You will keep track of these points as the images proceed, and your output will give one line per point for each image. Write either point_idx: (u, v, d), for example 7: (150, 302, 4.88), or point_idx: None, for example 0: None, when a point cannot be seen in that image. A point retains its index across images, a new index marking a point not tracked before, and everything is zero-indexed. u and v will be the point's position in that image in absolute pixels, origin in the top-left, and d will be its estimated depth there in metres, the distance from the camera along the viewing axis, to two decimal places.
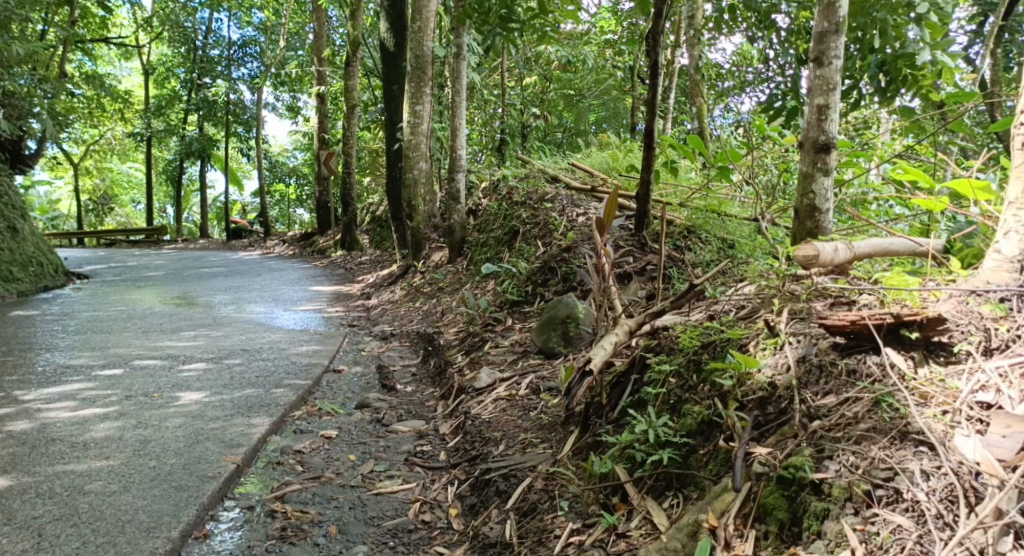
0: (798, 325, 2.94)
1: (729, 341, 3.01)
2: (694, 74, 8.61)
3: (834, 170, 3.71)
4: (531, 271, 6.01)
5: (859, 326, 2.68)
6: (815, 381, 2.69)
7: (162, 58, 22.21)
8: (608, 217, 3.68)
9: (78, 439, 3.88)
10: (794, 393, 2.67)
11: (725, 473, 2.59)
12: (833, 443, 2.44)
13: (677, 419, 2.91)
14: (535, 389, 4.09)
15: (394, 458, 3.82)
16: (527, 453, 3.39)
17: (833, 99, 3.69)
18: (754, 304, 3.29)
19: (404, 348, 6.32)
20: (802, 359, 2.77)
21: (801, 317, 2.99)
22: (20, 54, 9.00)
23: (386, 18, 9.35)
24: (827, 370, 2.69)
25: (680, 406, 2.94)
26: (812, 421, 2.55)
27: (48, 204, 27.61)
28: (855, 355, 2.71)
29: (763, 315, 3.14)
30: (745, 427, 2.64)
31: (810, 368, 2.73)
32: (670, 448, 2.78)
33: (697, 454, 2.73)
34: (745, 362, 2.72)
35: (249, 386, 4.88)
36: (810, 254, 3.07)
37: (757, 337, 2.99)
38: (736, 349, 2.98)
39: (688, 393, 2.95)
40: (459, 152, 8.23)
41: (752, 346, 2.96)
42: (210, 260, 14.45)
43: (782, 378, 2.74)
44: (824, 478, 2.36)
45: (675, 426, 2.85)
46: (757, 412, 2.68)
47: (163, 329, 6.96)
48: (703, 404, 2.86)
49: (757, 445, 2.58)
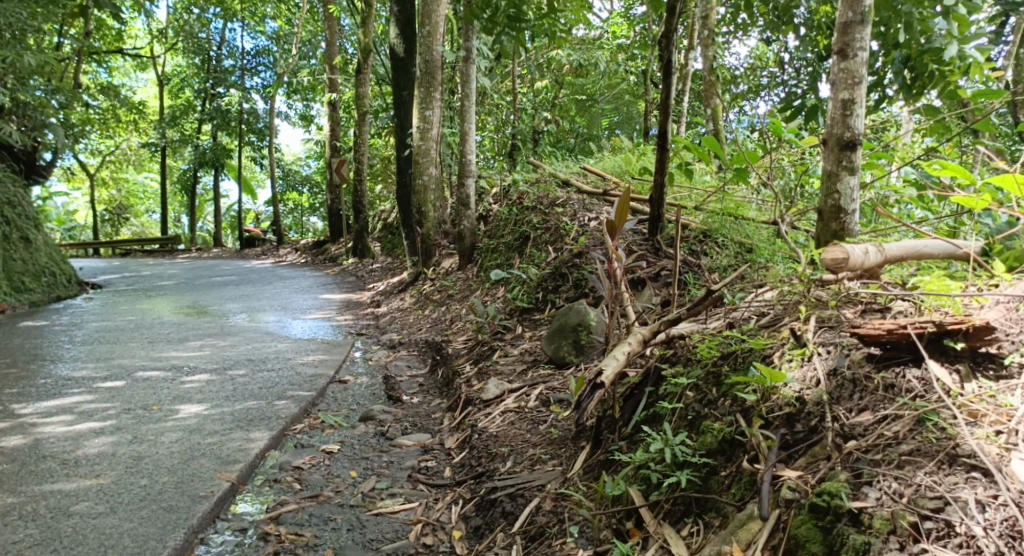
0: (827, 334, 2.74)
1: (752, 352, 2.81)
2: (709, 76, 8.42)
3: (860, 168, 3.52)
4: (541, 277, 5.83)
5: (897, 335, 2.51)
6: (849, 396, 2.49)
7: (176, 68, 22.25)
8: (619, 220, 3.49)
9: (70, 455, 3.73)
10: (825, 409, 2.47)
11: (750, 499, 2.39)
12: (872, 467, 2.25)
13: (695, 436, 2.71)
14: (544, 401, 3.90)
15: (396, 475, 3.65)
16: (535, 470, 3.20)
17: (859, 94, 3.50)
18: (777, 311, 3.10)
19: (412, 357, 6.15)
20: (833, 372, 2.57)
21: (830, 325, 2.78)
22: (33, 65, 8.82)
23: (396, 25, 9.18)
24: (862, 385, 2.49)
25: (698, 423, 2.74)
26: (846, 442, 2.36)
27: (65, 215, 27.72)
28: (891, 368, 2.52)
29: (788, 323, 2.94)
30: (771, 447, 2.43)
31: (842, 382, 2.53)
32: (689, 470, 2.58)
33: (718, 476, 2.53)
34: (770, 376, 2.50)
35: (251, 398, 4.72)
36: (838, 257, 2.84)
37: (782, 347, 2.78)
38: (760, 360, 2.77)
39: (708, 408, 2.75)
40: (468, 157, 8.09)
41: (777, 358, 2.75)
42: (223, 269, 14.36)
43: (811, 392, 2.54)
44: (863, 507, 2.16)
45: (694, 445, 2.65)
46: (785, 430, 2.48)
47: (169, 339, 6.83)
48: (724, 421, 2.65)
49: (785, 467, 2.39)
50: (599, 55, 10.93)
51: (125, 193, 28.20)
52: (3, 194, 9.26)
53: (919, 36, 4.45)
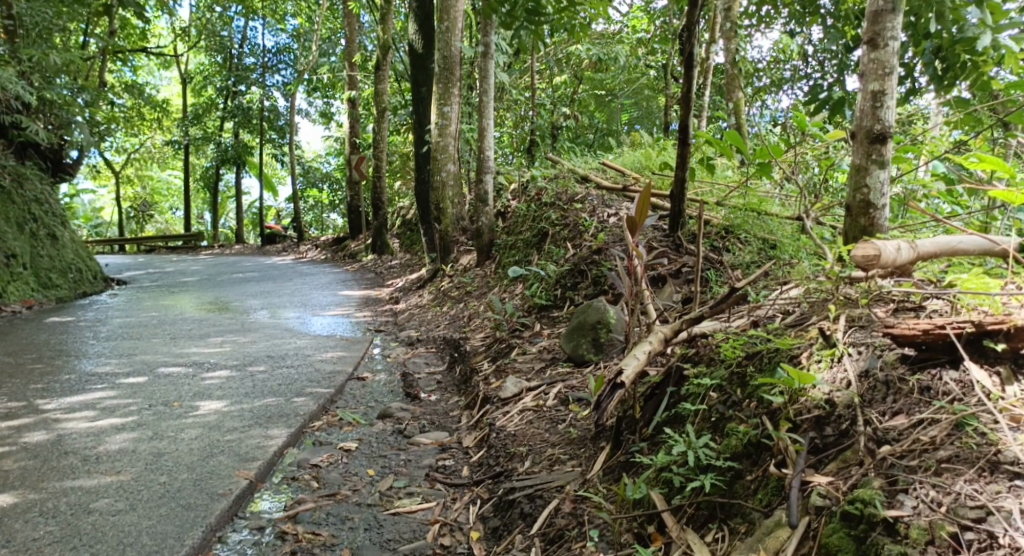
0: (857, 334, 2.66)
1: (779, 351, 2.73)
2: (730, 69, 8.31)
3: (890, 162, 3.42)
4: (560, 273, 5.76)
5: (934, 335, 2.43)
6: (881, 399, 2.42)
7: (198, 66, 22.40)
8: (639, 215, 3.42)
9: (91, 452, 3.73)
10: (856, 413, 2.39)
11: (777, 505, 2.31)
12: (908, 475, 2.17)
13: (719, 439, 2.64)
14: (563, 400, 3.85)
15: (414, 473, 3.61)
16: (554, 471, 3.15)
17: (890, 85, 3.40)
18: (804, 309, 3.02)
19: (430, 354, 6.12)
20: (865, 374, 2.49)
21: (860, 325, 2.70)
22: (58, 63, 8.89)
23: (414, 20, 9.15)
24: (895, 388, 2.42)
25: (723, 425, 2.66)
26: (880, 447, 2.28)
27: (91, 212, 28.07)
28: (926, 370, 2.45)
29: (816, 322, 2.86)
30: (799, 451, 2.36)
31: (874, 385, 2.45)
32: (713, 473, 2.51)
33: (743, 480, 2.46)
34: (798, 378, 2.42)
35: (270, 394, 4.71)
36: (870, 254, 2.68)
37: (810, 347, 2.71)
38: (787, 361, 2.70)
39: (732, 410, 2.67)
40: (487, 153, 8.04)
41: (805, 358, 2.67)
42: (245, 266, 14.43)
43: (841, 395, 2.46)
44: (898, 516, 2.07)
45: (718, 447, 2.58)
46: (814, 434, 2.41)
47: (190, 335, 6.85)
48: (749, 423, 2.58)
49: (814, 473, 2.31)
50: (619, 50, 10.83)
51: (149, 190, 28.47)
52: (29, 192, 9.34)
53: (951, 24, 4.36)
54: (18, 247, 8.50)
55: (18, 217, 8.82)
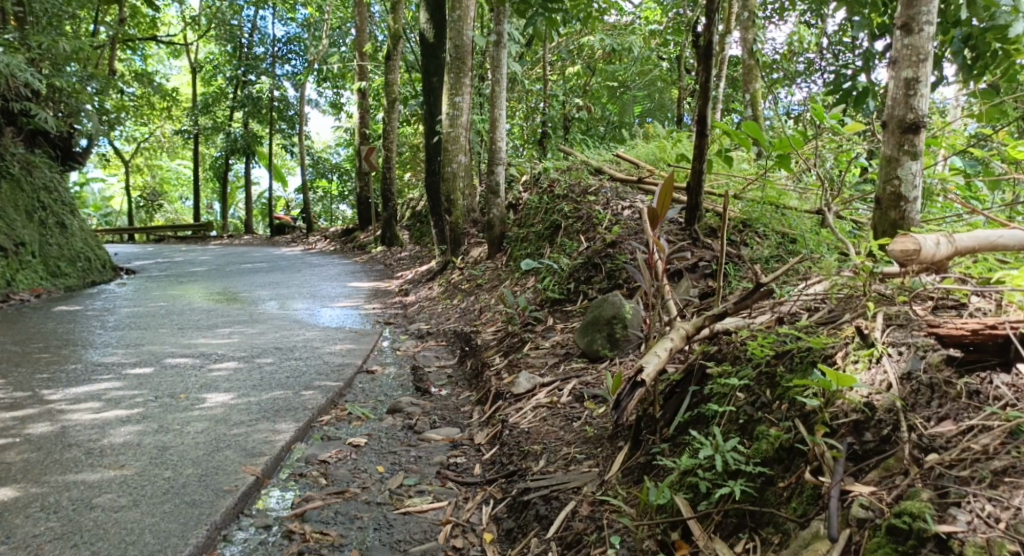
0: (897, 334, 2.52)
1: (812, 351, 2.60)
2: (748, 60, 8.19)
3: (923, 153, 3.30)
4: (573, 267, 5.66)
5: (983, 337, 2.33)
6: (925, 403, 2.30)
7: (209, 55, 22.32)
8: (660, 208, 3.31)
9: (95, 445, 3.66)
10: (899, 418, 2.27)
11: (812, 515, 2.21)
12: (960, 486, 2.07)
13: (748, 442, 2.53)
14: (578, 397, 3.75)
15: (425, 470, 3.53)
16: (570, 471, 3.05)
17: (924, 72, 3.28)
18: (834, 306, 2.91)
19: (440, 347, 6.04)
20: (907, 376, 2.37)
21: (899, 323, 2.56)
22: (67, 51, 8.82)
23: (426, 9, 9.05)
24: (940, 391, 2.31)
25: (752, 428, 2.55)
26: (926, 455, 2.17)
27: (102, 202, 28.13)
28: (974, 373, 2.34)
29: (850, 320, 2.73)
30: (837, 459, 2.24)
31: (917, 388, 2.33)
32: (742, 480, 2.40)
33: (775, 487, 2.34)
34: (836, 380, 2.29)
35: (278, 387, 4.63)
36: (909, 249, 2.66)
37: (846, 346, 2.57)
38: (821, 361, 2.57)
39: (762, 412, 2.56)
40: (499, 144, 7.92)
41: (840, 358, 2.54)
42: (254, 256, 14.36)
43: (882, 398, 2.33)
44: (952, 532, 1.97)
45: (747, 451, 2.46)
46: (852, 439, 2.29)
47: (199, 326, 6.78)
48: (780, 427, 2.46)
49: (854, 482, 2.20)
50: (633, 40, 10.66)
51: (158, 179, 28.47)
52: (38, 180, 9.29)
53: (981, 13, 4.27)
54: (27, 235, 8.46)
55: (27, 205, 8.77)
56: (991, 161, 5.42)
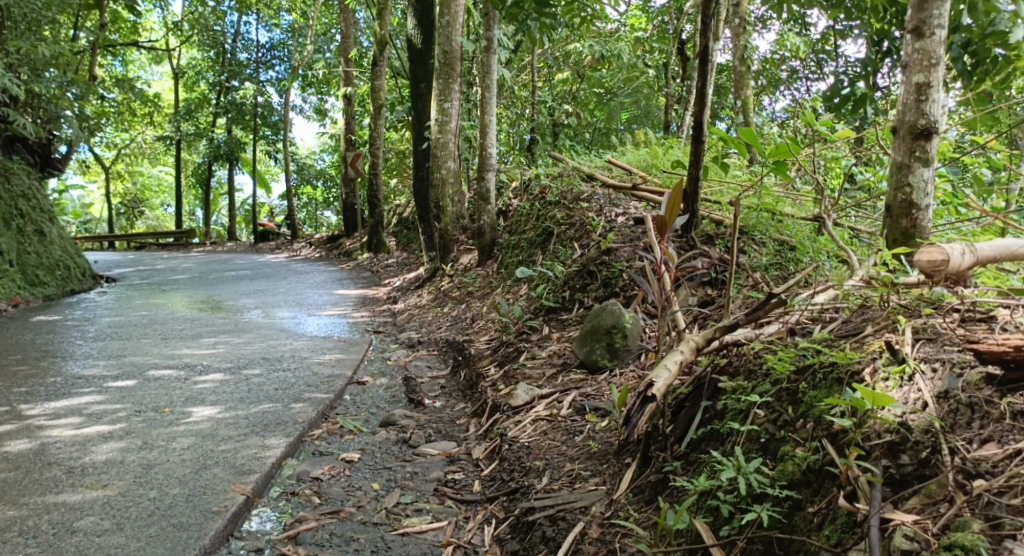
0: (928, 349, 2.41)
1: (837, 366, 2.50)
2: (739, 66, 8.16)
3: (935, 160, 3.34)
4: (568, 275, 5.55)
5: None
6: (966, 424, 2.18)
7: (191, 60, 22.07)
8: (669, 215, 3.25)
9: (76, 463, 3.50)
10: (938, 440, 2.15)
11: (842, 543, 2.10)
12: (1014, 517, 1.96)
13: (771, 463, 2.42)
14: (579, 410, 3.64)
15: (422, 488, 3.41)
16: (577, 489, 2.95)
17: (936, 76, 3.33)
18: (854, 319, 2.81)
19: (432, 357, 5.91)
20: (944, 395, 2.25)
21: (928, 337, 2.46)
22: (46, 55, 8.64)
23: (413, 14, 8.95)
24: (981, 411, 2.19)
25: (775, 448, 2.45)
26: (971, 481, 2.06)
27: (82, 208, 27.76)
28: (1017, 393, 2.22)
29: (874, 333, 2.63)
30: (874, 484, 2.12)
31: (956, 407, 2.21)
32: (768, 503, 2.28)
33: (803, 512, 2.23)
34: (871, 399, 2.17)
35: (266, 400, 4.48)
36: (935, 260, 2.66)
37: (873, 362, 2.46)
38: (847, 377, 2.45)
39: (785, 431, 2.46)
40: (489, 150, 7.81)
41: (868, 375, 2.42)
42: (238, 263, 14.16)
43: (918, 418, 2.21)
44: None
45: (771, 473, 2.35)
46: (888, 462, 2.17)
47: (182, 336, 6.61)
48: (806, 448, 2.35)
49: (893, 509, 2.08)
50: (622, 46, 10.56)
51: (139, 186, 28.13)
52: (16, 187, 9.07)
53: (982, 18, 4.23)
54: (5, 244, 8.25)
55: (4, 213, 8.57)
56: (979, 168, 5.44)
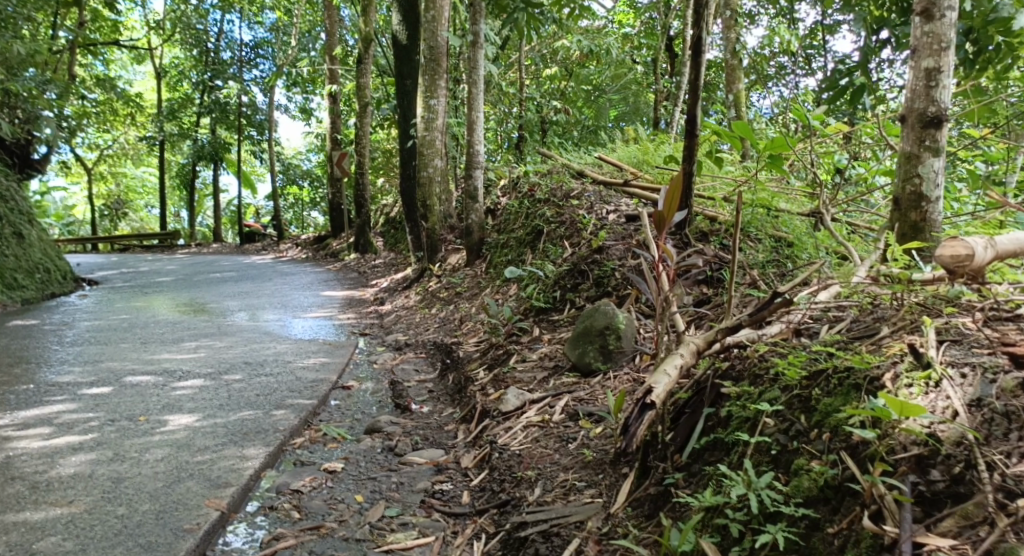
0: (954, 352, 2.27)
1: (852, 372, 2.36)
2: (730, 60, 8.03)
3: (944, 148, 3.30)
4: (558, 273, 5.39)
5: None
6: (1003, 435, 2.02)
7: (175, 60, 21.76)
8: (667, 210, 3.13)
9: (41, 478, 3.31)
10: (972, 454, 2.00)
11: None
12: None
13: (784, 477, 2.27)
14: (572, 415, 3.49)
15: (409, 499, 3.24)
16: (571, 502, 2.79)
17: (946, 61, 3.28)
18: (869, 319, 2.68)
19: (420, 360, 5.74)
20: (976, 404, 2.09)
21: (954, 339, 2.32)
22: (22, 53, 8.38)
23: (398, 10, 8.75)
24: (1018, 421, 2.02)
25: (788, 460, 2.30)
26: (1014, 500, 1.90)
27: (65, 210, 27.38)
28: None
29: (892, 335, 2.48)
30: (903, 503, 1.97)
31: (991, 417, 2.05)
32: (783, 523, 2.13)
33: (823, 533, 2.08)
34: (900, 409, 2.01)
35: (246, 408, 4.30)
36: (961, 255, 2.46)
37: (894, 367, 2.31)
38: (865, 383, 2.31)
39: (798, 442, 2.31)
40: (476, 148, 7.63)
41: (889, 380, 2.28)
42: (223, 265, 13.93)
43: (948, 429, 2.06)
44: None
45: (784, 489, 2.21)
46: (916, 478, 2.03)
47: (163, 340, 6.40)
48: (823, 462, 2.20)
49: (926, 532, 1.93)
50: (611, 41, 10.39)
51: (124, 188, 27.80)
52: None
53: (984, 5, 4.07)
54: None
55: None
56: (974, 162, 5.34)
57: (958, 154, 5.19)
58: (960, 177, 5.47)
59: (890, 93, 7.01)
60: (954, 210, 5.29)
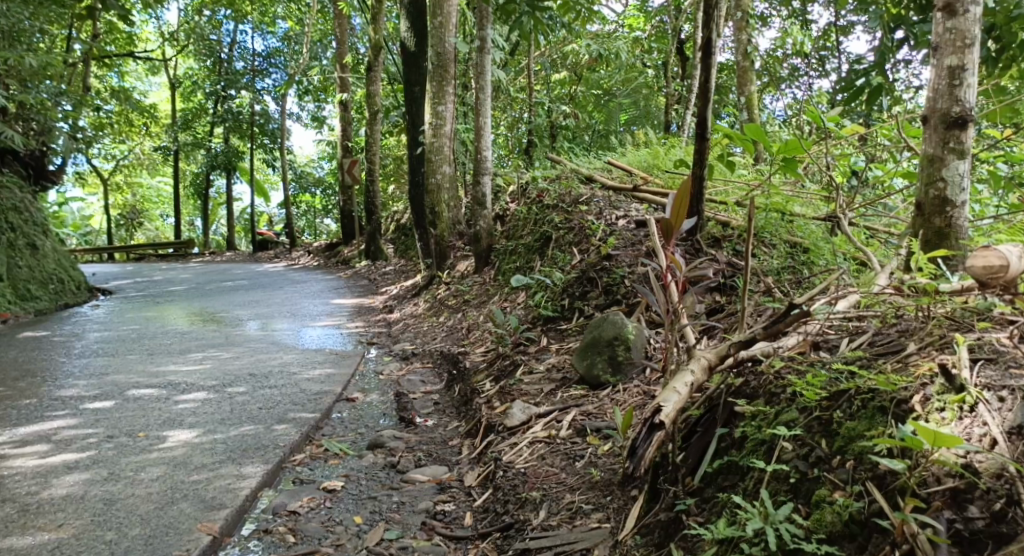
0: (989, 374, 2.15)
1: (877, 393, 2.22)
2: (743, 61, 7.88)
3: (970, 150, 3.15)
4: (567, 281, 5.26)
5: None
6: None
7: (188, 70, 21.81)
8: (675, 219, 3.00)
9: (32, 499, 3.21)
10: (1014, 488, 1.86)
11: None
12: None
13: (804, 508, 2.13)
14: (580, 431, 3.35)
15: (410, 521, 3.11)
16: (577, 528, 2.66)
17: (970, 58, 3.13)
18: (894, 334, 2.56)
19: (426, 370, 5.62)
20: (1016, 432, 1.97)
21: (989, 358, 2.20)
22: (34, 66, 8.33)
23: (406, 16, 8.65)
24: None
25: (808, 490, 2.15)
26: None
27: (81, 220, 27.51)
28: None
29: (920, 352, 2.36)
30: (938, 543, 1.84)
31: None
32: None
33: None
34: (935, 439, 1.87)
35: (248, 422, 4.18)
36: (996, 264, 2.38)
37: (923, 389, 2.19)
38: (891, 406, 2.17)
39: (820, 469, 2.17)
40: (484, 154, 7.50)
41: (920, 403, 2.15)
42: (235, 273, 13.90)
43: (986, 460, 1.93)
44: None
45: (804, 523, 2.06)
46: (952, 514, 1.90)
47: (170, 351, 6.32)
48: (848, 493, 2.06)
49: None
50: (621, 44, 10.22)
51: (138, 197, 27.89)
52: (7, 200, 8.78)
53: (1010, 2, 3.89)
54: None
55: None
56: (995, 164, 5.17)
57: (978, 156, 5.03)
58: (981, 179, 5.30)
59: (906, 93, 6.84)
60: (975, 213, 5.12)
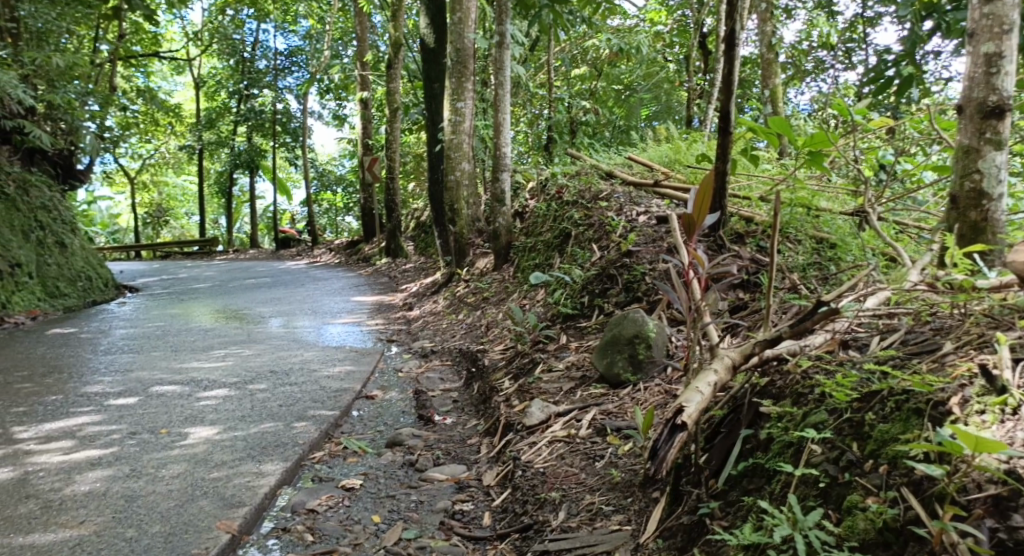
0: None
1: (912, 395, 2.14)
2: (767, 54, 7.74)
3: (1007, 140, 3.05)
4: (587, 278, 5.19)
5: None
6: None
7: (211, 70, 21.97)
8: (698, 215, 2.93)
9: (55, 496, 3.21)
10: None
11: None
12: None
13: (834, 513, 2.05)
14: (600, 430, 3.29)
15: (428, 520, 3.07)
16: (597, 530, 2.60)
17: (1008, 44, 3.03)
18: (928, 332, 2.47)
19: (445, 368, 5.58)
20: None
21: None
22: (61, 66, 8.40)
23: (426, 13, 8.61)
24: None
25: (839, 495, 2.08)
26: None
27: (108, 218, 27.87)
28: None
29: (957, 352, 2.28)
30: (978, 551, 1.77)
31: None
32: None
33: None
34: (977, 444, 1.79)
35: (268, 420, 4.17)
36: None
37: (961, 390, 2.11)
38: (927, 409, 2.09)
39: (851, 474, 2.09)
40: (503, 150, 7.44)
41: (959, 405, 2.07)
42: (258, 270, 13.98)
43: None
44: None
45: (836, 530, 1.99)
46: (994, 523, 1.83)
47: (193, 348, 6.34)
48: (881, 499, 1.99)
49: None
50: (641, 39, 10.03)
51: (164, 196, 28.16)
52: (36, 198, 8.88)
53: None
54: (24, 256, 8.06)
55: (23, 225, 8.35)
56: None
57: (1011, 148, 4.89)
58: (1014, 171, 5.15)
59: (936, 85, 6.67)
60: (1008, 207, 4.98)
